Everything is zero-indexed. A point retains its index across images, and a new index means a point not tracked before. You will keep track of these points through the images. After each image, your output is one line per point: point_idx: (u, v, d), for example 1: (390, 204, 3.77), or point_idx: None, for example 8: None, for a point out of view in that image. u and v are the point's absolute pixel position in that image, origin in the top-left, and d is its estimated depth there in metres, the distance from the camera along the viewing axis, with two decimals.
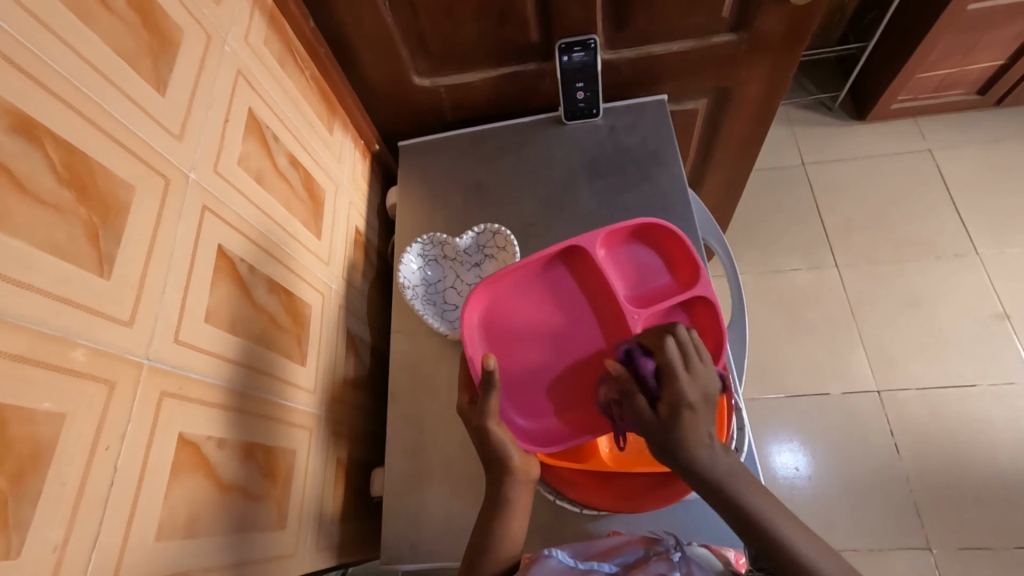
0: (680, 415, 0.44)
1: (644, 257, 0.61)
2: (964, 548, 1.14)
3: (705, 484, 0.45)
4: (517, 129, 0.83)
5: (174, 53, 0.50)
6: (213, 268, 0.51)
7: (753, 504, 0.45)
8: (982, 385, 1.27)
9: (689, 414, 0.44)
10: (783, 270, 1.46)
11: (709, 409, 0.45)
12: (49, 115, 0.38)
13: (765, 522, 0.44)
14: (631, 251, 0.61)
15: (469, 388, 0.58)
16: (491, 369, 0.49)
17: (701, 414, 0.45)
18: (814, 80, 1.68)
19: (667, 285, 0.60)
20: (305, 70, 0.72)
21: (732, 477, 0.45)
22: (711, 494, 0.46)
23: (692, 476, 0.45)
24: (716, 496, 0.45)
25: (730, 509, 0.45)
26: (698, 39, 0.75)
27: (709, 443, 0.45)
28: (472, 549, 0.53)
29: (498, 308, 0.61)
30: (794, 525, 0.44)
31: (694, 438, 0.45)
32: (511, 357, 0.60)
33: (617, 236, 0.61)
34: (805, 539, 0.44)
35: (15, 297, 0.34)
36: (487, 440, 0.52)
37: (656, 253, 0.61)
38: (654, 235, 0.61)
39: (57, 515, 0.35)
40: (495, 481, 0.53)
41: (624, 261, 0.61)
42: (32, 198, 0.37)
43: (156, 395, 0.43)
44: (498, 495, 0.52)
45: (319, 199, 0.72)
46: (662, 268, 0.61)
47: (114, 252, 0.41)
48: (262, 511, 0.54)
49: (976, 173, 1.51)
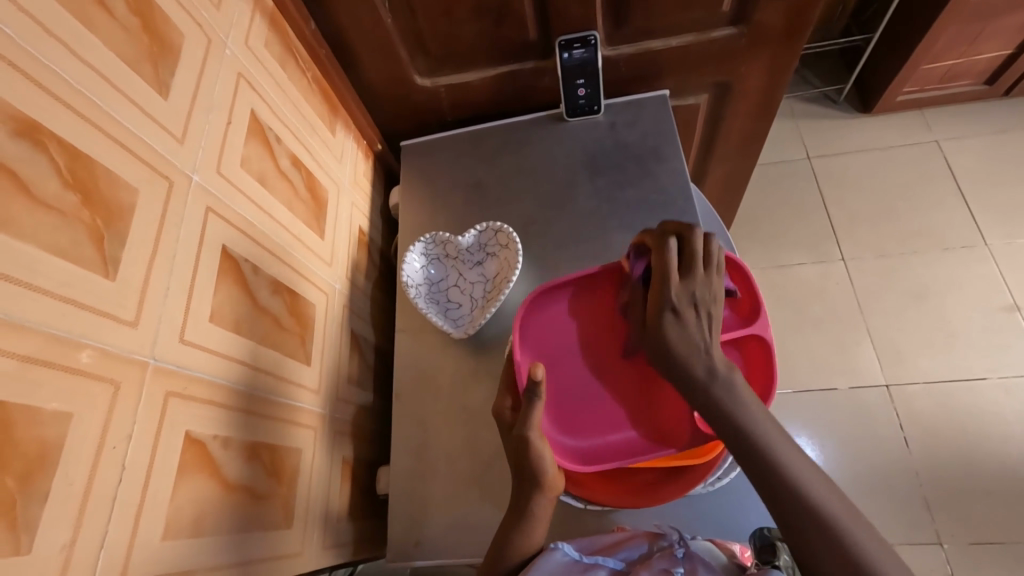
0: (665, 317, 0.50)
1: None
2: (975, 543, 1.14)
3: (704, 399, 0.47)
4: (517, 127, 0.83)
5: (175, 57, 0.50)
6: (217, 270, 0.52)
7: (760, 432, 0.45)
8: (992, 378, 1.26)
9: (674, 315, 0.50)
10: (788, 265, 1.45)
11: (689, 310, 0.50)
12: (51, 118, 0.38)
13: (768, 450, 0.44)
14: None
15: (510, 392, 0.59)
16: (538, 379, 0.49)
17: (688, 318, 0.49)
18: (819, 72, 1.67)
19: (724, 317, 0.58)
20: (306, 72, 0.73)
21: (732, 399, 0.46)
22: (724, 430, 0.46)
23: (687, 387, 0.48)
24: (718, 416, 0.46)
25: (731, 428, 0.46)
26: (698, 34, 0.75)
27: (699, 349, 0.48)
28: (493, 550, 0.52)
29: (548, 320, 0.63)
30: (808, 465, 0.44)
31: (672, 340, 0.49)
32: (555, 372, 0.61)
33: None
34: (808, 472, 0.43)
35: (20, 299, 0.35)
36: (524, 450, 0.51)
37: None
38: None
39: (65, 514, 0.36)
40: (522, 488, 0.52)
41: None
42: (36, 201, 0.37)
43: (161, 396, 0.43)
44: (523, 505, 0.52)
45: (322, 199, 0.73)
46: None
47: (118, 254, 0.42)
48: (268, 509, 0.55)
49: (983, 164, 1.49)
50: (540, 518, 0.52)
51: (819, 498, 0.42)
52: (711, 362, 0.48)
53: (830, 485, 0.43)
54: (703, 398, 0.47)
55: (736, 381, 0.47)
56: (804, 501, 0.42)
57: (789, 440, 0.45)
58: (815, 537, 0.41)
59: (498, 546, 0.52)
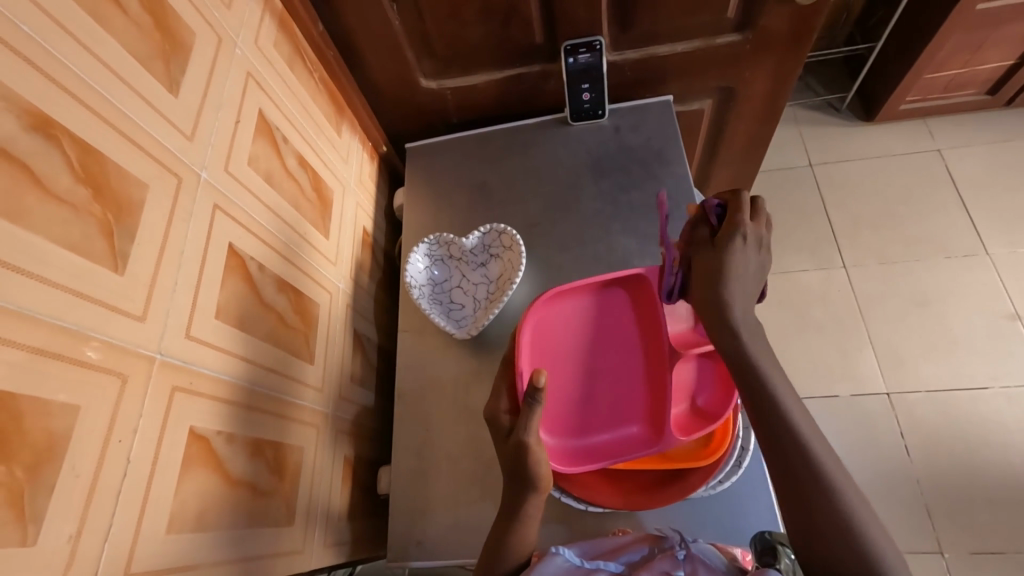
0: (731, 244, 0.48)
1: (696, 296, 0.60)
2: (977, 552, 1.13)
3: (729, 341, 0.47)
4: (522, 130, 0.84)
5: (186, 54, 0.51)
6: (223, 267, 0.52)
7: (778, 392, 0.45)
8: (993, 387, 1.26)
9: (741, 245, 0.49)
10: (791, 271, 1.45)
11: (755, 253, 0.49)
12: (64, 113, 0.39)
13: (785, 412, 0.44)
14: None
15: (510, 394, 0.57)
16: (540, 387, 0.48)
17: (749, 263, 0.49)
18: (822, 80, 1.68)
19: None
20: (313, 73, 0.74)
21: (756, 350, 0.47)
22: (745, 382, 0.46)
23: (723, 327, 0.47)
24: (739, 361, 0.46)
25: (753, 380, 0.46)
26: (702, 39, 0.76)
27: (742, 288, 0.48)
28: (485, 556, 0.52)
29: (548, 326, 0.63)
30: (820, 441, 0.44)
31: (734, 279, 0.48)
32: (557, 376, 0.61)
33: None
34: (821, 447, 0.43)
35: (30, 291, 0.35)
36: (521, 457, 0.51)
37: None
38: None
39: (71, 505, 0.36)
40: (516, 491, 0.52)
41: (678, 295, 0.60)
42: (48, 194, 0.38)
43: (167, 390, 0.44)
44: (515, 508, 0.52)
45: (327, 198, 0.73)
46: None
47: (127, 249, 0.42)
48: (270, 506, 0.55)
49: (986, 173, 1.50)
50: (532, 516, 0.52)
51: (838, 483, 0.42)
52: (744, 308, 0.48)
53: (842, 469, 0.43)
54: (730, 340, 0.47)
55: (758, 335, 0.48)
56: (817, 477, 0.42)
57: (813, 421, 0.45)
58: (819, 512, 0.41)
59: (493, 547, 0.52)
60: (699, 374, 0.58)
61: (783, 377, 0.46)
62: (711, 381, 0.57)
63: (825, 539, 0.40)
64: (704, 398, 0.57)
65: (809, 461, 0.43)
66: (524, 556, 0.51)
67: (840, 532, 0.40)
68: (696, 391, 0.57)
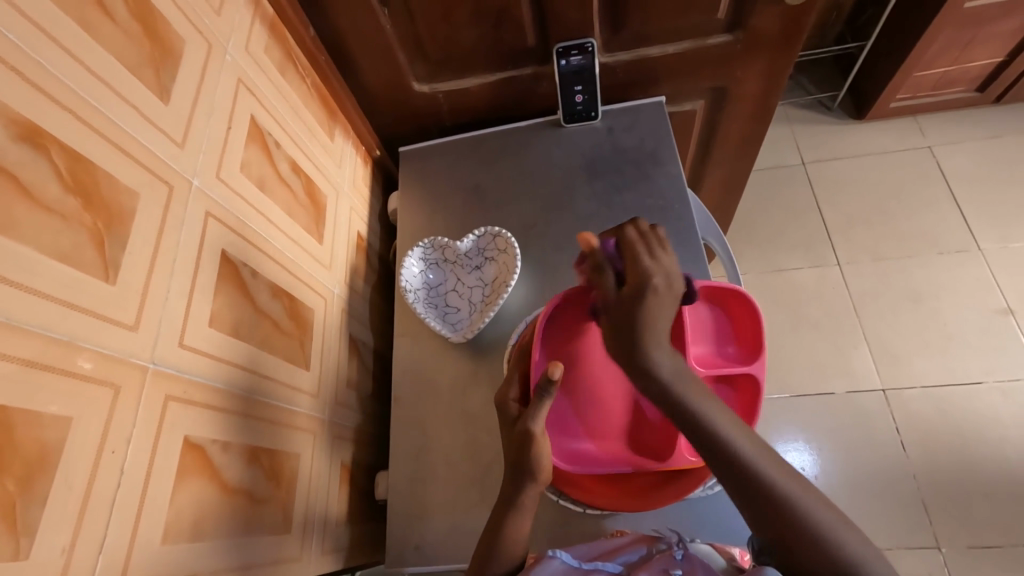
0: (645, 290, 0.51)
1: (716, 324, 0.61)
2: (974, 546, 1.14)
3: (657, 386, 0.49)
4: (516, 133, 0.83)
5: (176, 62, 0.50)
6: (216, 274, 0.52)
7: (716, 422, 0.46)
8: (988, 382, 1.26)
9: (654, 287, 0.51)
10: (785, 269, 1.46)
11: (670, 290, 0.51)
12: (52, 122, 0.39)
13: (733, 443, 0.45)
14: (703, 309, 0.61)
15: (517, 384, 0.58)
16: (554, 379, 0.49)
17: (664, 303, 0.51)
18: (813, 79, 1.69)
19: (729, 355, 0.59)
20: (305, 78, 0.73)
21: (683, 385, 0.48)
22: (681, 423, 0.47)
23: (644, 376, 0.50)
24: (672, 404, 0.48)
25: (686, 422, 0.47)
26: (693, 40, 0.76)
27: (667, 326, 0.51)
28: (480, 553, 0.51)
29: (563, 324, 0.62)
30: (764, 453, 0.45)
31: (655, 327, 0.50)
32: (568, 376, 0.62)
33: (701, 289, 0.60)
34: (770, 464, 0.44)
35: (20, 302, 0.35)
36: (527, 445, 0.51)
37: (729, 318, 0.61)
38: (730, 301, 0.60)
39: (65, 518, 0.36)
40: (514, 484, 0.52)
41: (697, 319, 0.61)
42: (37, 204, 0.37)
43: (161, 400, 0.43)
44: (512, 498, 0.52)
45: (321, 204, 0.73)
46: (729, 336, 0.60)
47: (118, 258, 0.42)
48: (266, 514, 0.55)
49: (977, 168, 1.51)
50: (525, 508, 0.52)
51: (791, 494, 0.43)
52: (666, 350, 0.50)
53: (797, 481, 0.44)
54: (657, 385, 0.49)
55: (678, 364, 0.50)
56: (770, 496, 0.43)
57: (756, 440, 0.46)
58: (788, 528, 0.42)
59: (486, 545, 0.51)
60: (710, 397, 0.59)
61: (716, 403, 0.48)
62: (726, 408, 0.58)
63: (806, 547, 0.41)
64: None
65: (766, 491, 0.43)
66: (522, 555, 0.52)
67: (809, 541, 0.41)
68: None
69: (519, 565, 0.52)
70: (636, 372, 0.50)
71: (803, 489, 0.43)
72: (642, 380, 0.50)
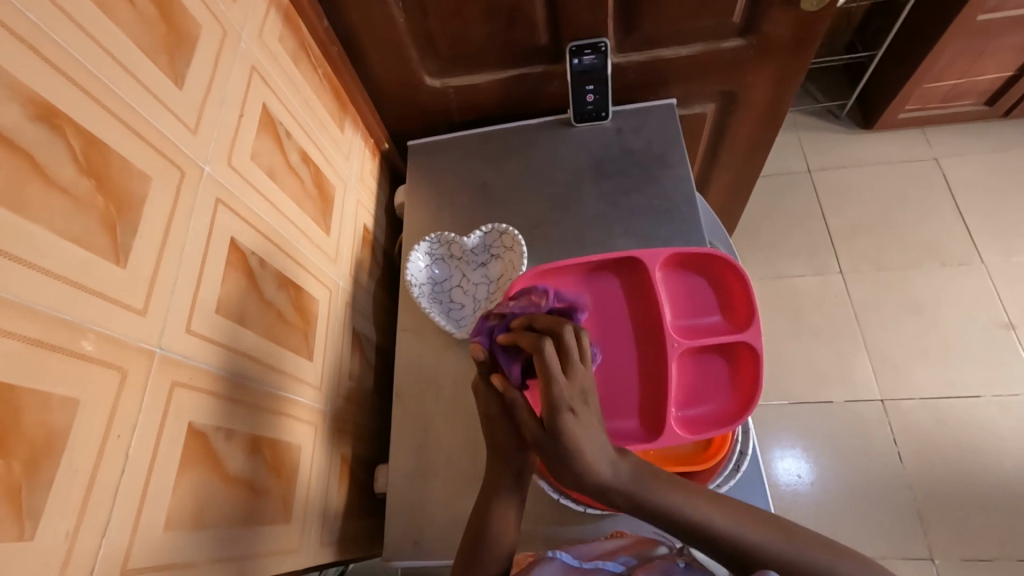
0: (561, 420, 0.44)
1: (703, 294, 0.62)
2: (967, 558, 1.14)
3: (626, 500, 0.46)
4: (524, 131, 0.83)
5: (191, 48, 0.50)
6: (224, 262, 0.52)
7: (686, 510, 0.45)
8: (987, 395, 1.27)
9: (570, 414, 0.44)
10: (788, 275, 1.46)
11: (588, 408, 0.45)
12: (67, 104, 0.38)
13: (710, 526, 0.44)
14: (686, 279, 0.63)
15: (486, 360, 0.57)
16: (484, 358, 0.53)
17: (583, 419, 0.45)
18: (821, 87, 1.69)
19: (717, 324, 0.61)
20: (317, 69, 0.73)
21: (640, 485, 0.46)
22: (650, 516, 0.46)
23: (599, 488, 0.46)
24: (649, 512, 0.46)
25: (657, 519, 0.45)
26: (706, 43, 0.76)
27: (597, 446, 0.45)
28: (467, 543, 0.51)
29: None
30: (737, 516, 0.45)
31: (580, 446, 0.45)
32: None
33: (678, 263, 0.63)
34: (745, 526, 0.44)
35: (31, 283, 0.35)
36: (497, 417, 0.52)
37: (714, 288, 0.62)
38: (713, 268, 0.62)
39: (69, 501, 0.36)
40: (498, 464, 0.53)
41: (681, 289, 0.63)
42: (51, 186, 0.37)
43: (167, 385, 0.43)
44: (496, 480, 0.52)
45: (328, 195, 0.73)
46: (716, 305, 0.62)
47: (129, 242, 0.42)
48: (266, 504, 0.55)
49: (982, 182, 1.51)
50: (510, 495, 0.52)
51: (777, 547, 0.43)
52: (611, 463, 0.46)
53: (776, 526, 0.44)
54: (627, 502, 0.46)
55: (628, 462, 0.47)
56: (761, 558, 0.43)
57: (725, 507, 0.45)
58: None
59: (472, 531, 0.51)
60: (704, 370, 0.60)
61: (675, 487, 0.46)
62: (724, 381, 0.59)
63: None
64: (715, 400, 0.59)
65: (764, 556, 0.43)
66: (509, 559, 0.51)
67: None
68: (705, 394, 0.59)
69: (508, 557, 0.51)
70: (587, 488, 0.47)
71: (787, 537, 0.43)
72: (595, 492, 0.47)
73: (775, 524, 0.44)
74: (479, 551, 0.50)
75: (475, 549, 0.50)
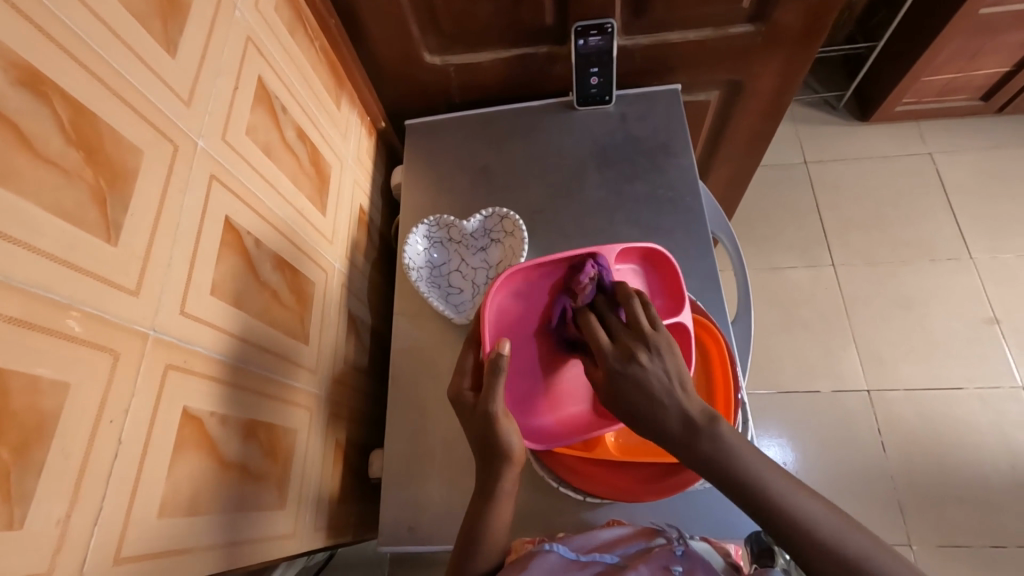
0: (617, 375, 0.45)
1: (643, 284, 0.61)
2: (944, 546, 1.17)
3: (693, 452, 0.43)
4: (526, 113, 0.82)
5: (184, 15, 0.48)
6: (219, 241, 0.50)
7: (763, 480, 0.42)
8: (969, 389, 1.29)
9: (635, 365, 0.45)
10: (780, 267, 1.46)
11: (645, 364, 0.44)
12: (54, 68, 0.36)
13: (783, 503, 0.41)
14: (631, 271, 0.61)
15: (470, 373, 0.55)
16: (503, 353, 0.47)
17: (647, 371, 0.44)
18: (820, 78, 1.68)
19: (657, 308, 0.59)
20: (313, 42, 0.71)
21: (723, 449, 0.43)
22: (727, 485, 0.43)
23: (671, 443, 0.44)
24: (727, 478, 0.42)
25: (731, 485, 0.42)
26: (715, 29, 0.74)
27: (671, 395, 0.44)
28: (462, 548, 0.52)
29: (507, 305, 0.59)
30: (812, 499, 0.41)
31: (638, 395, 0.44)
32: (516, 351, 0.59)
33: (627, 254, 0.60)
34: (823, 513, 0.41)
35: (21, 261, 0.33)
36: (487, 428, 0.49)
37: (653, 276, 0.61)
38: (653, 262, 0.61)
39: (61, 487, 0.34)
40: (488, 466, 0.51)
41: (626, 278, 0.60)
42: (39, 157, 0.35)
43: (161, 368, 0.42)
44: (490, 483, 0.51)
45: (325, 174, 0.71)
46: (653, 290, 0.60)
47: (121, 219, 0.40)
48: (262, 489, 0.53)
49: (973, 179, 1.52)
50: (506, 494, 0.52)
51: (847, 542, 0.39)
52: (689, 412, 0.44)
53: (856, 524, 0.40)
54: (698, 456, 0.43)
55: (719, 430, 0.43)
56: (827, 549, 0.39)
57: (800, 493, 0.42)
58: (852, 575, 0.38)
59: (467, 535, 0.52)
60: None
61: (762, 459, 0.43)
62: None
63: None
64: None
65: (842, 546, 0.39)
66: (501, 552, 0.53)
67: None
68: None
69: (503, 556, 0.52)
70: (665, 440, 0.44)
71: (856, 532, 0.40)
72: (672, 445, 0.44)
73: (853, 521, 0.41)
74: (474, 555, 0.51)
75: (469, 553, 0.52)
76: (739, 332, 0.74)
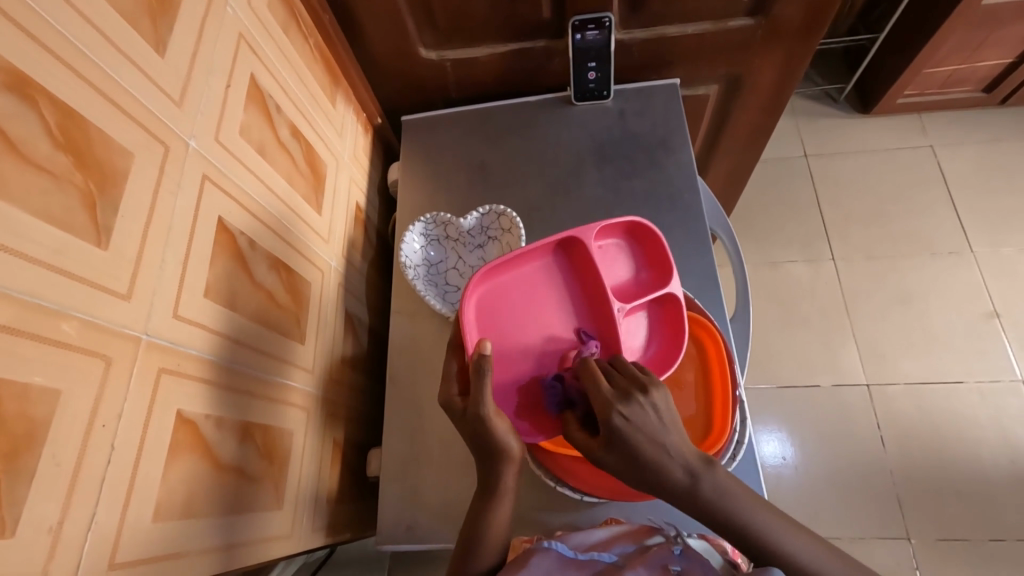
0: (618, 419, 0.44)
1: (626, 257, 0.60)
2: (942, 540, 1.17)
3: (692, 502, 0.44)
4: (523, 109, 0.81)
5: (174, 14, 0.47)
6: (213, 242, 0.49)
7: (760, 524, 0.44)
8: (969, 382, 1.29)
9: (635, 408, 0.45)
10: (781, 262, 1.46)
11: (645, 409, 0.45)
12: (41, 71, 0.35)
13: (781, 546, 0.43)
14: (615, 247, 0.60)
15: (456, 377, 0.55)
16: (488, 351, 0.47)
17: (645, 416, 0.45)
18: (821, 71, 1.67)
19: (643, 280, 0.59)
20: (308, 38, 0.70)
21: (724, 499, 0.44)
22: (728, 531, 0.44)
23: (669, 494, 0.44)
24: (727, 525, 0.44)
25: (732, 533, 0.44)
26: (714, 22, 0.73)
27: (667, 440, 0.44)
28: (462, 548, 0.51)
29: (491, 296, 0.58)
30: (803, 537, 0.44)
31: (639, 440, 0.44)
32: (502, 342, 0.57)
33: (607, 230, 0.60)
34: (814, 551, 0.43)
35: (10, 268, 0.32)
36: (480, 429, 0.49)
37: (633, 248, 0.61)
38: (634, 234, 0.60)
39: (53, 494, 0.34)
40: (486, 465, 0.51)
41: (610, 255, 0.60)
42: (26, 162, 0.34)
43: (155, 371, 0.42)
44: (488, 481, 0.51)
45: (321, 172, 0.70)
46: (638, 262, 0.60)
47: (111, 222, 0.39)
48: (258, 490, 0.53)
49: (975, 172, 1.51)
50: (506, 492, 0.51)
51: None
52: (688, 461, 0.44)
53: (840, 555, 0.44)
54: (699, 506, 0.44)
55: (716, 475, 0.44)
56: None
57: (793, 533, 0.44)
58: None
59: (466, 536, 0.51)
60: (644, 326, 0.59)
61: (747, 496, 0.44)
62: (658, 330, 0.58)
63: None
64: (654, 344, 0.58)
65: None
66: (503, 548, 0.51)
67: None
68: (645, 343, 0.58)
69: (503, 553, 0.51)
70: (659, 491, 0.45)
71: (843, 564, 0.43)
72: (669, 497, 0.45)
73: (837, 553, 0.44)
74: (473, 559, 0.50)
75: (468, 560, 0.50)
76: (738, 329, 0.74)
